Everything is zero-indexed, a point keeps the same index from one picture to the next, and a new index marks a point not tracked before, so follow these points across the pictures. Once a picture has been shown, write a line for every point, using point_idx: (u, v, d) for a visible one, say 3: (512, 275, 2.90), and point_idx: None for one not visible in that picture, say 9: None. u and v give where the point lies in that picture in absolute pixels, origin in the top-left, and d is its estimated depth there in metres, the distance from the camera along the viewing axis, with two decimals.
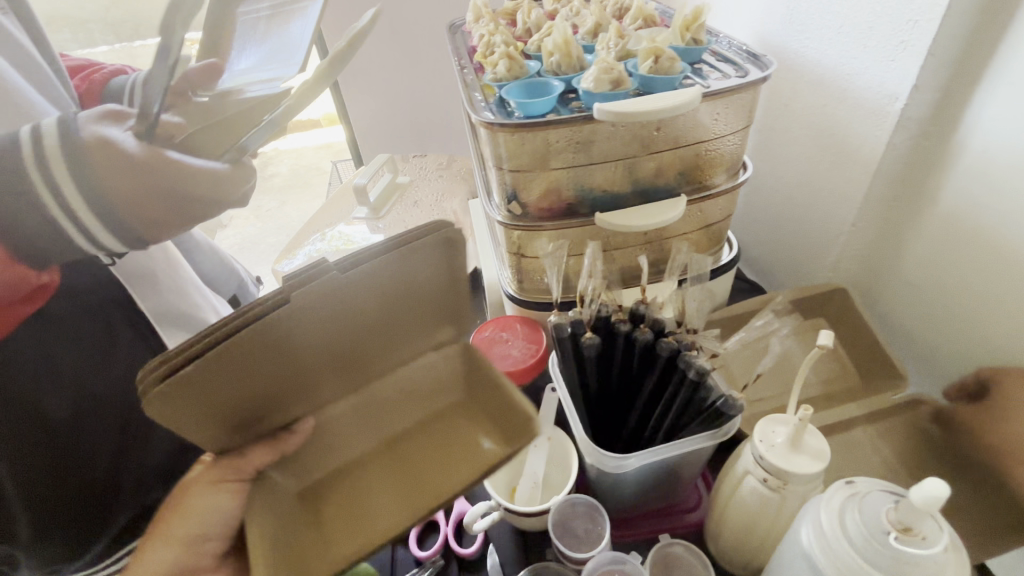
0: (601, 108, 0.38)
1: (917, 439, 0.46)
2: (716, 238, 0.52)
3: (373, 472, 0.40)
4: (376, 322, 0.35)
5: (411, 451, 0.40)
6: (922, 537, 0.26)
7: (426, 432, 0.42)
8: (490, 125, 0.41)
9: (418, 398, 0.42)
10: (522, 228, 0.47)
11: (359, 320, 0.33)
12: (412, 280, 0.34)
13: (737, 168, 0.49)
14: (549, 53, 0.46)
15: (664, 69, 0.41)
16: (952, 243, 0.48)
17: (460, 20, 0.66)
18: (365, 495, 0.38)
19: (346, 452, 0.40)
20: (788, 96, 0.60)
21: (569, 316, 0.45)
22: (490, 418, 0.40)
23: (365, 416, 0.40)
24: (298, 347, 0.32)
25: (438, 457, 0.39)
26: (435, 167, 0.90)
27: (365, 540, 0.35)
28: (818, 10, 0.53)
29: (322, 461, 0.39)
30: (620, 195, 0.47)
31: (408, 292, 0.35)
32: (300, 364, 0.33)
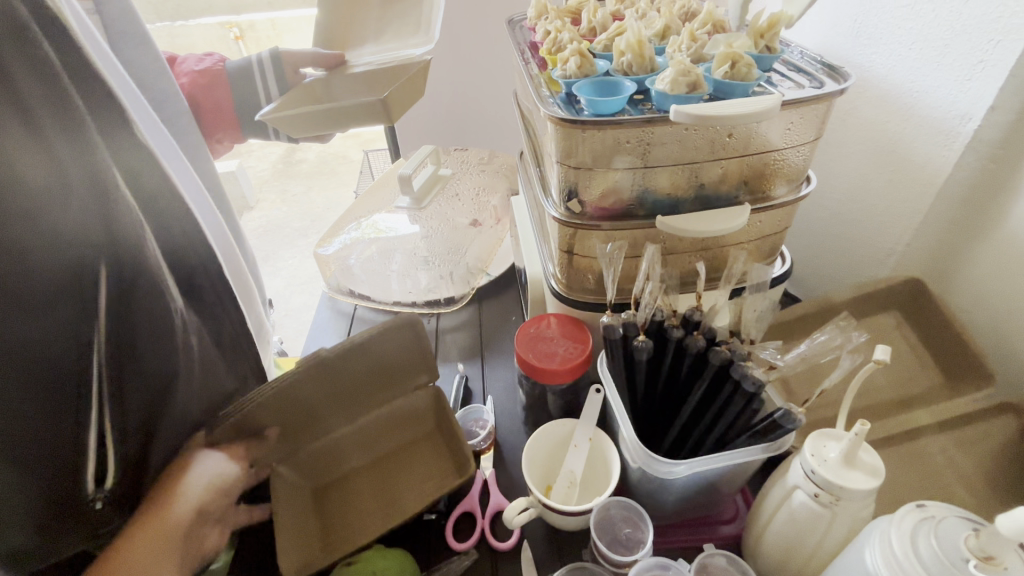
0: (678, 110, 0.38)
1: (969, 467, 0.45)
2: (770, 250, 0.51)
3: (362, 487, 0.51)
4: (368, 382, 0.50)
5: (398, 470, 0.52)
6: (1005, 567, 0.25)
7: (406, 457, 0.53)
8: (559, 119, 0.41)
9: (404, 432, 0.54)
10: (579, 227, 0.46)
11: (350, 382, 0.49)
12: (387, 356, 0.49)
13: (800, 181, 0.48)
14: (620, 52, 0.46)
15: (740, 75, 0.41)
16: (1017, 271, 0.47)
17: (518, 16, 0.66)
18: (358, 504, 0.50)
19: (344, 471, 0.52)
20: (846, 110, 0.59)
21: (621, 318, 0.45)
22: (449, 450, 0.52)
23: (366, 445, 0.53)
24: (308, 400, 0.47)
25: (416, 475, 0.51)
26: (477, 162, 0.89)
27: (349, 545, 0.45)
28: (889, 24, 0.52)
29: (330, 473, 0.51)
30: (682, 200, 0.46)
31: (387, 364, 0.50)
32: (311, 411, 0.48)
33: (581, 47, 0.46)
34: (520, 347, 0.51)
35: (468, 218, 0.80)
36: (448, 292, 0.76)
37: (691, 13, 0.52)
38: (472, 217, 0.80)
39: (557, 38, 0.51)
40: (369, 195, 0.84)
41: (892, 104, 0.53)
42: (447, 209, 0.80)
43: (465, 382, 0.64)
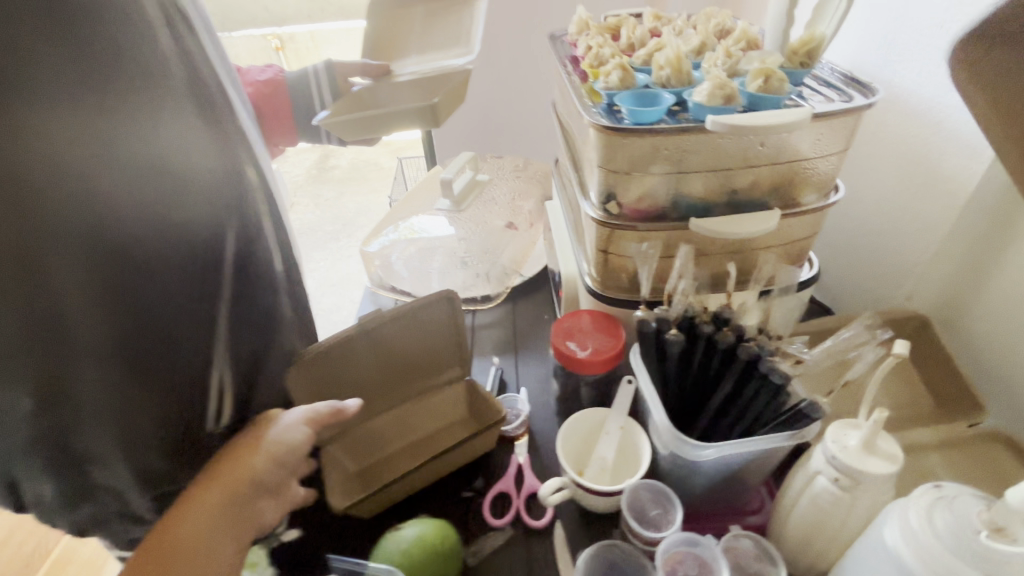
0: (714, 121, 0.41)
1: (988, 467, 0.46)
2: (799, 255, 0.53)
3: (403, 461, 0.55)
4: (403, 365, 0.55)
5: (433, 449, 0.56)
6: (1014, 538, 0.27)
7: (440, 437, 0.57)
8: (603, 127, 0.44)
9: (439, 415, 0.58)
10: (616, 227, 0.50)
11: (389, 361, 0.54)
12: (426, 337, 0.54)
13: (828, 190, 0.51)
14: (659, 67, 0.49)
15: (773, 88, 0.44)
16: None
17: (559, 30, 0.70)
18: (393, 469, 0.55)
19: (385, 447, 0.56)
20: (878, 121, 0.60)
21: (655, 314, 0.48)
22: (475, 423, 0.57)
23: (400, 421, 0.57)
24: (353, 375, 0.52)
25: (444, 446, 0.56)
26: (512, 169, 0.94)
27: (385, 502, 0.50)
28: (924, 40, 0.54)
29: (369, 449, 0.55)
30: (714, 204, 0.49)
31: (426, 346, 0.55)
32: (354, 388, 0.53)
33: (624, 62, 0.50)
34: (557, 340, 0.54)
35: (503, 221, 0.86)
36: (484, 290, 0.79)
37: (726, 30, 0.56)
38: (506, 220, 0.86)
39: (598, 53, 0.55)
40: (409, 198, 0.89)
41: (922, 118, 0.55)
42: (484, 213, 0.86)
43: (500, 373, 0.68)
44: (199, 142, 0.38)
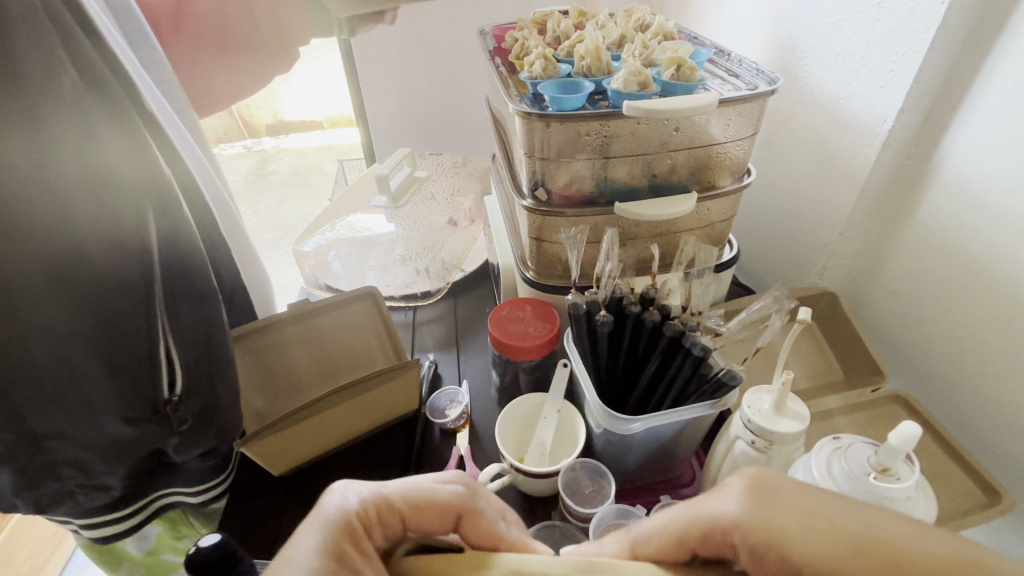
0: (622, 205, 0.50)
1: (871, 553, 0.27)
2: (718, 236, 0.56)
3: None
4: None
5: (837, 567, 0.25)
6: (896, 477, 0.37)
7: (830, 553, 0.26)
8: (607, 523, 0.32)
9: None
10: (660, 240, 0.54)
11: None
12: None
13: (723, 245, 0.58)
14: (580, 57, 0.51)
15: (678, 176, 0.51)
16: (927, 259, 0.51)
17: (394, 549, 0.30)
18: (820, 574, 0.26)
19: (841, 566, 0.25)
20: (900, 25, 0.46)
21: (586, 296, 0.51)
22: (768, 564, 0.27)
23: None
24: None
25: None
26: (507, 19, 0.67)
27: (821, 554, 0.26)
28: (819, 28, 0.55)
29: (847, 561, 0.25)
30: (591, 255, 0.55)
31: None
32: None
33: (546, 52, 0.51)
34: (493, 328, 0.55)
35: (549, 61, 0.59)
36: (425, 287, 0.79)
37: (646, 25, 0.58)
38: (448, 216, 0.82)
39: (555, 33, 0.58)
40: (344, 196, 0.87)
41: (822, 111, 0.56)
42: (423, 210, 0.83)
43: (435, 367, 0.68)
44: (131, 152, 0.38)
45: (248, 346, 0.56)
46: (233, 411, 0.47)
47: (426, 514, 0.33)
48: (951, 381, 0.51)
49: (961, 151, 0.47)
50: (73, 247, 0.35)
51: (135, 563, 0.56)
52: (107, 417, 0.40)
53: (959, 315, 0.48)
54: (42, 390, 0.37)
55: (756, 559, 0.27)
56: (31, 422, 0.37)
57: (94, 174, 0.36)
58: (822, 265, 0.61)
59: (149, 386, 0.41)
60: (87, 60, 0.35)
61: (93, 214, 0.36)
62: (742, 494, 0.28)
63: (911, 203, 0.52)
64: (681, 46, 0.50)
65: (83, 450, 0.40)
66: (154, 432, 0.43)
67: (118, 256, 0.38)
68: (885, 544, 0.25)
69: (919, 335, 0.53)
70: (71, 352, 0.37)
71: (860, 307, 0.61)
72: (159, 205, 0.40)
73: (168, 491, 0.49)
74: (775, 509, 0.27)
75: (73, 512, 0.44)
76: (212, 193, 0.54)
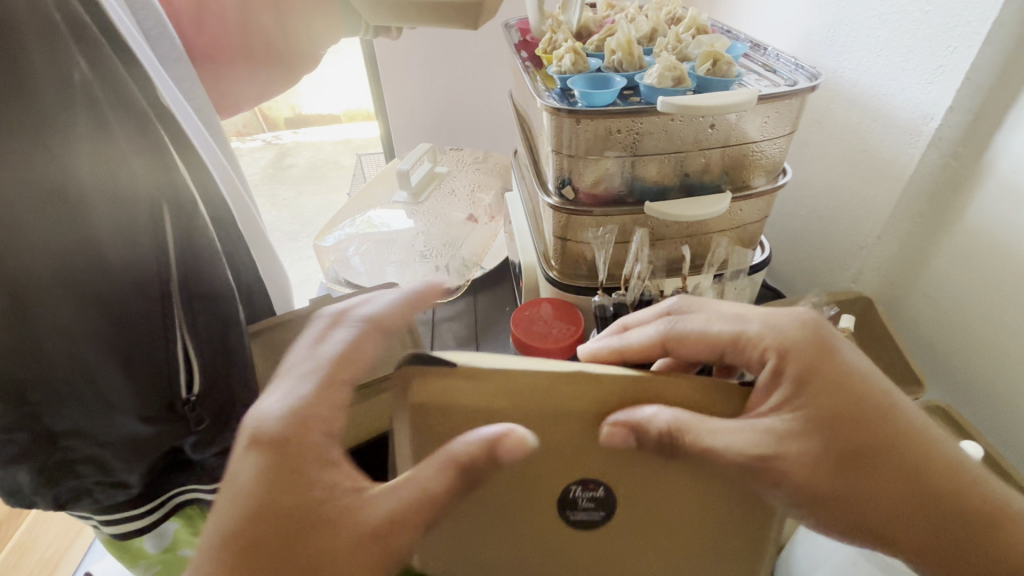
0: (652, 205, 0.48)
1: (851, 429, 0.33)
2: (750, 238, 0.54)
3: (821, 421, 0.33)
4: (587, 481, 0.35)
5: (845, 421, 0.33)
6: None
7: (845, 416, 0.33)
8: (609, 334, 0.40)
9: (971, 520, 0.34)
10: (692, 241, 0.52)
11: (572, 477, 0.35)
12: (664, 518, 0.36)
13: (755, 246, 0.56)
14: (611, 51, 0.49)
15: (710, 175, 0.49)
16: (973, 263, 0.49)
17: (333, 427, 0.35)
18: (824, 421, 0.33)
19: (849, 411, 0.33)
20: (952, 16, 0.44)
21: (612, 298, 0.50)
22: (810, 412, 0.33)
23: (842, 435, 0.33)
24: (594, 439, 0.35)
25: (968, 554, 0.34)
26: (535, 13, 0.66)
27: (844, 405, 0.33)
28: (860, 22, 0.53)
29: (854, 412, 0.33)
30: (617, 254, 0.53)
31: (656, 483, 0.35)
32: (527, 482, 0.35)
33: (575, 45, 0.50)
34: (515, 328, 0.54)
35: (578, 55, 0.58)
36: (444, 283, 0.75)
37: (678, 19, 0.56)
38: (468, 213, 0.82)
39: (583, 27, 0.57)
40: (363, 191, 0.86)
41: (863, 107, 0.54)
42: (443, 206, 0.82)
43: None
44: (144, 152, 0.37)
45: (269, 342, 0.55)
46: (248, 409, 0.48)
47: (364, 362, 0.36)
48: (992, 389, 0.49)
49: (1014, 152, 0.44)
50: (88, 249, 0.35)
51: (152, 559, 0.56)
52: (124, 417, 0.40)
53: (1007, 325, 0.46)
54: (61, 390, 0.36)
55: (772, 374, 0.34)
56: (49, 421, 0.37)
57: (108, 175, 0.35)
58: (857, 268, 0.59)
59: (166, 386, 0.42)
60: (101, 59, 0.34)
61: (105, 213, 0.36)
62: (794, 328, 0.35)
63: (956, 205, 0.50)
64: (716, 41, 0.48)
65: (100, 449, 0.40)
66: (170, 431, 0.44)
67: (133, 256, 0.37)
68: (861, 404, 0.34)
69: (960, 342, 0.51)
70: (91, 353, 0.37)
71: (896, 313, 0.58)
72: (174, 205, 0.39)
73: (183, 486, 0.50)
74: (824, 376, 0.34)
75: (91, 508, 0.44)
76: (232, 190, 0.54)
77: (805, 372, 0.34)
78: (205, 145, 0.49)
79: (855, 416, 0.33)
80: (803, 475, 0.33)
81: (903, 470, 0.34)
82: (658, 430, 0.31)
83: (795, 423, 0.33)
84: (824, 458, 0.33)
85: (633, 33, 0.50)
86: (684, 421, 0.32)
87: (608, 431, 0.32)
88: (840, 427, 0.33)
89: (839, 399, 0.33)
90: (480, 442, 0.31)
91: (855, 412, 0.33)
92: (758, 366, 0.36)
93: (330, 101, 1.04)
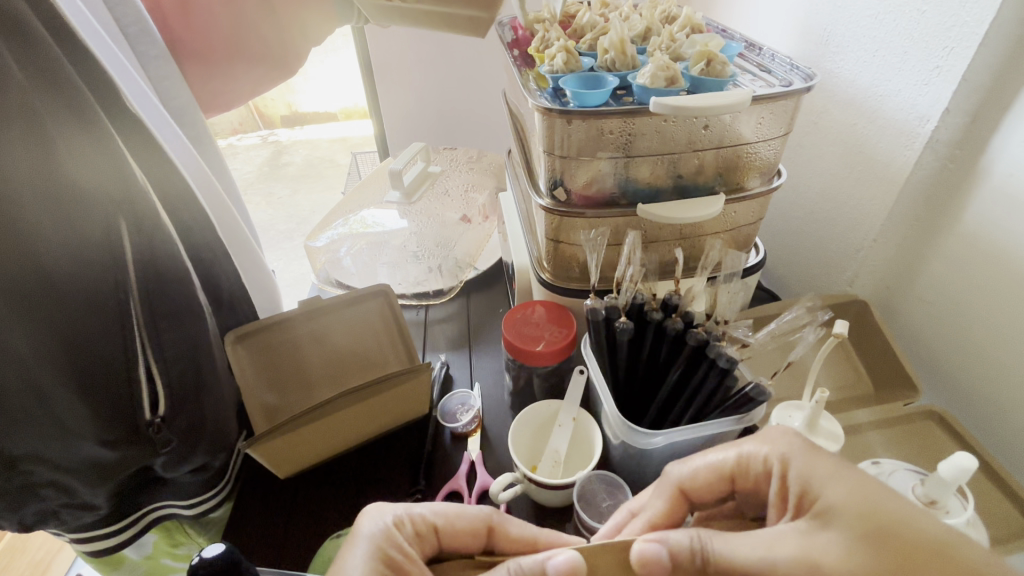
0: (645, 207, 0.47)
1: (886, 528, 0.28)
2: (744, 240, 0.54)
3: (836, 528, 0.29)
4: None
5: (870, 527, 0.28)
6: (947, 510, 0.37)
7: (868, 525, 0.29)
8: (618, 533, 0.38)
9: None
10: (686, 243, 0.52)
11: None
12: None
13: (750, 249, 0.55)
14: (604, 50, 0.48)
15: (704, 177, 0.49)
16: (969, 266, 0.48)
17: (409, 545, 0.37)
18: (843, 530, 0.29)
19: (866, 509, 0.29)
20: (950, 17, 0.43)
21: (604, 301, 0.49)
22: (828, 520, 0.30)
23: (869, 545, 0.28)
24: None
25: None
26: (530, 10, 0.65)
27: (863, 504, 0.29)
28: (855, 22, 0.52)
29: (872, 510, 0.29)
30: (610, 255, 0.52)
31: None
32: None
33: (567, 44, 0.49)
34: (507, 331, 0.53)
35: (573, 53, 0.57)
36: (437, 285, 0.76)
37: (672, 17, 0.56)
38: (462, 213, 0.81)
39: (576, 25, 0.56)
40: (356, 191, 0.86)
41: (858, 108, 0.54)
42: (437, 206, 0.81)
43: (447, 369, 0.66)
44: (98, 161, 0.36)
45: (257, 345, 0.54)
46: (218, 424, 0.47)
47: (459, 531, 0.38)
48: (989, 394, 0.48)
49: (1011, 156, 0.44)
50: (30, 267, 0.34)
51: (136, 566, 0.55)
52: (84, 441, 0.39)
53: (1004, 330, 0.45)
54: (16, 416, 0.36)
55: (783, 486, 0.33)
56: (6, 447, 0.36)
57: (53, 188, 0.34)
58: (853, 271, 0.58)
59: (129, 407, 0.41)
60: (50, 65, 0.33)
61: (56, 233, 0.35)
62: (779, 438, 0.35)
63: (952, 208, 0.50)
64: (711, 41, 0.48)
65: (62, 475, 0.39)
66: (135, 455, 0.43)
67: (87, 276, 0.37)
68: (888, 505, 0.29)
69: (957, 347, 0.51)
70: (42, 379, 0.36)
71: (892, 316, 0.58)
72: (132, 218, 0.38)
73: (159, 503, 0.48)
74: (815, 459, 0.33)
75: (61, 528, 0.44)
76: (214, 192, 0.53)
77: (809, 478, 0.32)
78: (179, 148, 0.48)
79: (884, 522, 0.28)
80: None
81: (951, 569, 0.27)
82: (679, 541, 0.32)
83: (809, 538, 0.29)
84: (851, 556, 0.28)
85: (627, 32, 0.49)
86: (705, 537, 0.32)
87: (636, 553, 0.32)
88: (866, 534, 0.28)
89: (858, 500, 0.29)
90: (542, 566, 0.32)
91: (882, 514, 0.29)
92: (765, 479, 0.35)
93: (324, 99, 1.02)
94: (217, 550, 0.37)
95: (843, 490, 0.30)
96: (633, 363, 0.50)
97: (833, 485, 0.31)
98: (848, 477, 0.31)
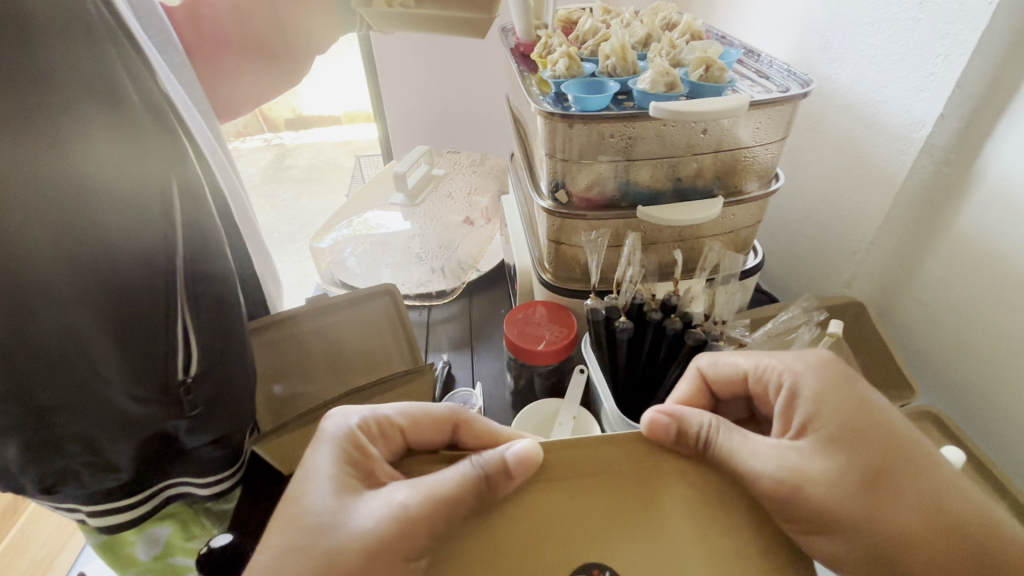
0: (645, 210, 0.48)
1: (870, 446, 0.33)
2: (743, 243, 0.55)
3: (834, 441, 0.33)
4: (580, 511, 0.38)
5: (864, 445, 0.33)
6: None
7: (862, 441, 0.33)
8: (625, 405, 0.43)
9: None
10: (685, 245, 0.53)
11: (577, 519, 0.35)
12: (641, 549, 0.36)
13: (748, 251, 0.56)
14: (605, 56, 0.50)
15: (703, 180, 0.50)
16: (963, 268, 0.49)
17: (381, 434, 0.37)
18: (840, 445, 0.33)
19: (866, 431, 0.33)
20: (945, 24, 0.44)
21: (605, 301, 0.50)
22: (827, 431, 0.34)
23: (858, 460, 0.33)
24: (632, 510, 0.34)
25: None
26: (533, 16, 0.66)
27: (862, 425, 0.34)
28: (853, 29, 0.53)
29: (868, 431, 0.33)
30: (610, 255, 0.53)
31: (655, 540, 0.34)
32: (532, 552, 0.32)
33: (569, 50, 0.50)
34: (509, 330, 0.54)
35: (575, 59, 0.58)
36: (440, 286, 0.77)
37: (673, 24, 0.57)
38: (465, 215, 0.82)
39: (578, 32, 0.57)
40: (360, 193, 0.87)
41: (856, 113, 0.54)
42: (440, 208, 0.82)
43: (449, 368, 0.67)
44: (164, 153, 0.38)
45: (264, 343, 0.55)
46: (245, 398, 0.47)
47: (424, 428, 0.38)
48: (982, 395, 0.49)
49: (1005, 159, 0.45)
50: (92, 239, 0.36)
51: (143, 567, 0.56)
52: (116, 396, 0.40)
53: (997, 330, 0.46)
54: (56, 363, 0.37)
55: (790, 406, 0.36)
56: (37, 396, 0.37)
57: (122, 167, 0.36)
58: (851, 273, 0.59)
59: (162, 368, 0.41)
60: (132, 63, 0.36)
61: (117, 213, 0.36)
62: (816, 363, 0.37)
63: (948, 212, 0.50)
64: (709, 48, 0.49)
65: (89, 427, 0.40)
66: (163, 414, 0.43)
67: (143, 255, 0.38)
68: (883, 430, 0.34)
69: (952, 347, 0.51)
70: (83, 330, 0.37)
71: (888, 317, 0.59)
72: (188, 202, 0.40)
73: (174, 481, 0.49)
74: (837, 392, 0.35)
75: (79, 493, 0.44)
76: (230, 190, 0.54)
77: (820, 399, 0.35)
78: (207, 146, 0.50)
79: (871, 440, 0.33)
80: (825, 491, 0.32)
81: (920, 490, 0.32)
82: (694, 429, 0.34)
83: (816, 447, 0.33)
84: (843, 468, 0.33)
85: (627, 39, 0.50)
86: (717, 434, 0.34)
87: (647, 422, 0.34)
88: (861, 452, 0.33)
89: (853, 419, 0.34)
90: (501, 456, 0.33)
91: (880, 438, 0.33)
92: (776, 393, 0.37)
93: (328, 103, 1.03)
94: (225, 541, 0.41)
95: (849, 412, 0.34)
96: (633, 362, 0.51)
97: (835, 403, 0.34)
98: (855, 404, 0.34)
